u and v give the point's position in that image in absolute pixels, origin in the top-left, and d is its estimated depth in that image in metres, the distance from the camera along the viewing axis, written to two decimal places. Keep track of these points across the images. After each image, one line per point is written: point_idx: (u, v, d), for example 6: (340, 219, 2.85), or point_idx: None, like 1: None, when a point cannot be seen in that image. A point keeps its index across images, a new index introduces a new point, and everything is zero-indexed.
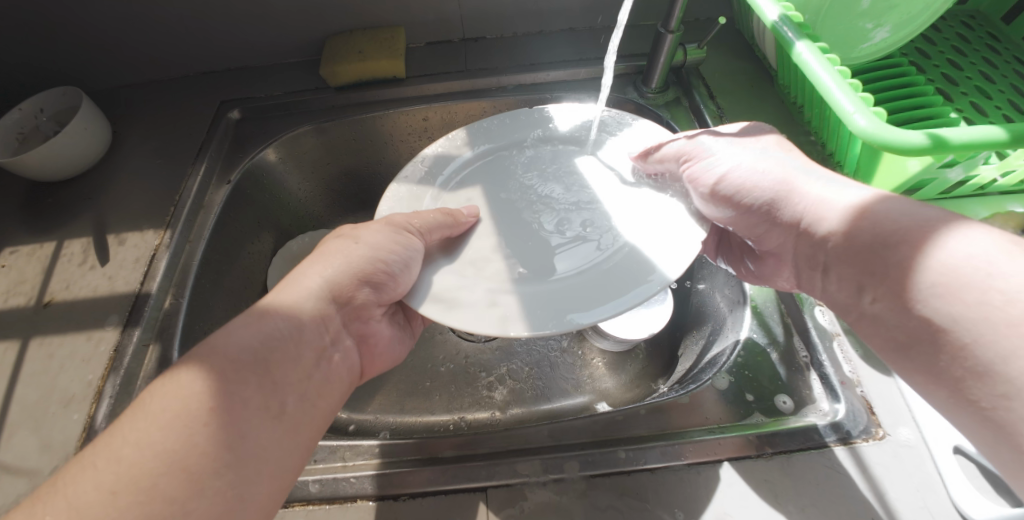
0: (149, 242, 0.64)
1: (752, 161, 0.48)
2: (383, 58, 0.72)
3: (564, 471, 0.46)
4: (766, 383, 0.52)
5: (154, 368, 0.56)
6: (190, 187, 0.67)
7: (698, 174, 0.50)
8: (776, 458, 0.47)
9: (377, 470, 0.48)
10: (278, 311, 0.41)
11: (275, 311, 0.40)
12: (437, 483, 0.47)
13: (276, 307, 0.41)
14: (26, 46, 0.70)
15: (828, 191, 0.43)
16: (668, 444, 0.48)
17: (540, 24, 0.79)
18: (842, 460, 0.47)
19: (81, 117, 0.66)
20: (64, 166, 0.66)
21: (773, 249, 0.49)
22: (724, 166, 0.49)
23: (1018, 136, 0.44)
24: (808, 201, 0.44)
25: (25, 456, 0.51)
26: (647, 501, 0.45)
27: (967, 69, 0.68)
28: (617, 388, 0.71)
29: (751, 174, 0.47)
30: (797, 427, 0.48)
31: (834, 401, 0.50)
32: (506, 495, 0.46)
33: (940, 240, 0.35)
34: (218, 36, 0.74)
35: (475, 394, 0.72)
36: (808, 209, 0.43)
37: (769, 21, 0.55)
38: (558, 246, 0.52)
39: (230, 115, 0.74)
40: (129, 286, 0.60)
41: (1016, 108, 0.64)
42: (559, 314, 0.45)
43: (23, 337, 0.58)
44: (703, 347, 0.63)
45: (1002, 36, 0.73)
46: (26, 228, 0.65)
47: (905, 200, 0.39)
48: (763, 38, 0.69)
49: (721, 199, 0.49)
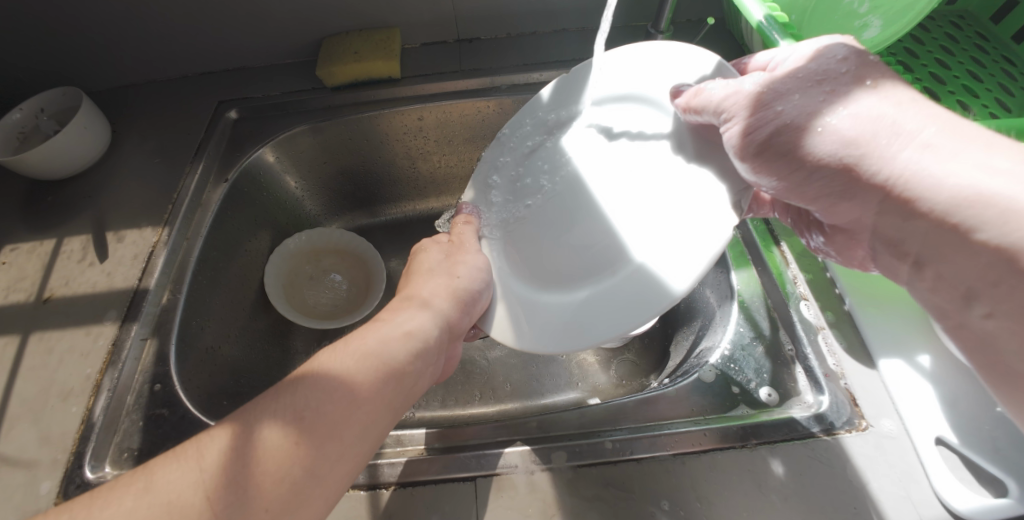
0: (148, 239, 0.65)
1: (817, 104, 0.38)
2: (377, 59, 0.73)
3: (551, 461, 0.47)
4: (752, 376, 0.53)
5: (152, 362, 0.57)
6: (189, 185, 0.69)
7: (744, 126, 0.40)
8: (759, 449, 0.47)
9: (369, 461, 0.49)
10: (351, 363, 0.40)
11: (351, 362, 0.40)
12: (428, 472, 0.48)
13: (351, 355, 0.41)
14: (28, 47, 0.71)
15: (925, 150, 0.35)
16: (653, 435, 0.48)
17: (534, 25, 0.80)
18: (826, 450, 0.47)
19: (81, 116, 0.67)
20: (64, 165, 0.67)
21: (847, 224, 0.43)
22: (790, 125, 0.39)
23: (997, 132, 0.45)
24: (894, 168, 0.36)
25: (24, 448, 0.52)
26: (633, 492, 0.46)
27: (955, 68, 0.69)
28: (608, 384, 0.71)
29: (811, 124, 0.38)
30: (780, 418, 0.49)
31: (818, 393, 0.51)
32: (494, 485, 0.46)
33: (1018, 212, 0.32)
34: (217, 38, 0.75)
35: (468, 390, 0.72)
36: (907, 173, 0.36)
37: (755, 21, 0.56)
38: (577, 255, 0.52)
39: (227, 115, 0.75)
40: (127, 282, 0.61)
41: (1002, 107, 0.65)
42: (565, 333, 0.49)
43: (23, 332, 0.59)
44: (693, 342, 0.64)
45: (989, 36, 0.74)
46: (26, 226, 0.67)
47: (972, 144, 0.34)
48: (751, 38, 0.70)
49: (764, 165, 0.41)
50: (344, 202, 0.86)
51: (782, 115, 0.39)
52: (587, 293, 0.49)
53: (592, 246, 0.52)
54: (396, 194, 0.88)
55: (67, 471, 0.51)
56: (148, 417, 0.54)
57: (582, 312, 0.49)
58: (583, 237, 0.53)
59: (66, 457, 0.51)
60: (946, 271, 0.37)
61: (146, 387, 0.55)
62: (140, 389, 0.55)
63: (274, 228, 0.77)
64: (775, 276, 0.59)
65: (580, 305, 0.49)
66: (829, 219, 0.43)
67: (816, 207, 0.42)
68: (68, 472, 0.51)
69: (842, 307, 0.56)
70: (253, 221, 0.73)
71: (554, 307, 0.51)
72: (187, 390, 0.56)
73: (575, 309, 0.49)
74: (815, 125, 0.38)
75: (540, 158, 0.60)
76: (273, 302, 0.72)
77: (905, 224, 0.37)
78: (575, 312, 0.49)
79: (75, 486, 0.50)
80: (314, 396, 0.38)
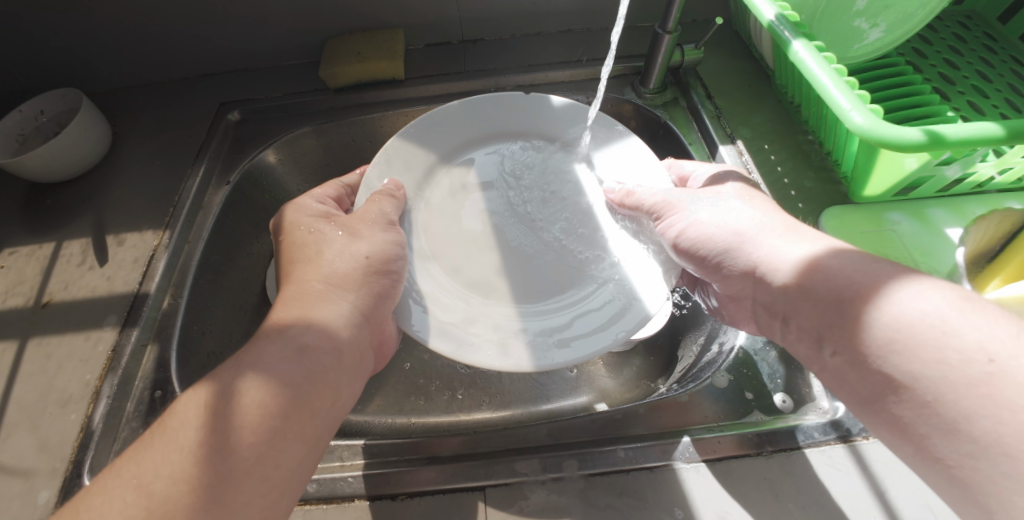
0: (149, 243, 0.64)
1: (705, 215, 0.48)
2: (382, 60, 0.72)
3: (563, 470, 0.46)
4: (765, 382, 0.52)
5: (152, 368, 0.55)
6: (190, 188, 0.67)
7: (670, 220, 0.50)
8: (775, 456, 0.47)
9: (374, 470, 0.47)
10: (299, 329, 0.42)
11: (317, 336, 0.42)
12: (437, 482, 0.46)
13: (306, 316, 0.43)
14: (28, 49, 0.71)
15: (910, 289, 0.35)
16: (668, 442, 0.47)
17: (538, 26, 0.79)
18: (842, 457, 0.46)
19: (80, 118, 0.66)
20: (63, 166, 0.66)
21: (734, 294, 0.48)
22: (688, 219, 0.49)
23: (1015, 132, 0.44)
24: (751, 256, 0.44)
25: (22, 457, 0.51)
26: (647, 501, 0.44)
27: (964, 69, 0.68)
28: (616, 389, 0.70)
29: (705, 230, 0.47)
30: (796, 425, 0.48)
31: (834, 399, 0.49)
32: (504, 494, 0.45)
33: (892, 293, 0.35)
34: (218, 39, 0.74)
35: (473, 396, 0.71)
36: (762, 259, 0.43)
37: (766, 21, 0.56)
38: (542, 266, 0.57)
39: (229, 116, 0.74)
40: (127, 286, 0.60)
41: (1014, 107, 0.64)
42: (553, 347, 0.50)
43: (21, 338, 0.58)
44: (704, 345, 0.63)
45: (998, 35, 0.73)
46: (25, 229, 0.66)
47: (859, 254, 0.39)
48: (759, 38, 0.69)
49: (680, 251, 0.50)
50: None
51: (700, 217, 0.48)
52: (565, 313, 0.53)
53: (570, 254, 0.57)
54: None
55: (66, 480, 0.49)
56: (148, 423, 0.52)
57: (565, 328, 0.51)
58: (562, 255, 0.57)
59: (65, 466, 0.50)
60: (802, 322, 0.40)
61: (146, 394, 0.54)
62: (140, 395, 0.54)
63: None
64: None
65: (560, 321, 0.52)
66: (721, 290, 0.49)
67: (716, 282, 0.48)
68: (68, 482, 0.49)
69: None
70: (257, 224, 0.73)
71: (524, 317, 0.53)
72: None
73: (557, 326, 0.52)
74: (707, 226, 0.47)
75: (495, 170, 0.62)
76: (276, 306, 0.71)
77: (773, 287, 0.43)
78: (557, 329, 0.51)
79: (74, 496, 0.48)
80: (286, 364, 0.40)
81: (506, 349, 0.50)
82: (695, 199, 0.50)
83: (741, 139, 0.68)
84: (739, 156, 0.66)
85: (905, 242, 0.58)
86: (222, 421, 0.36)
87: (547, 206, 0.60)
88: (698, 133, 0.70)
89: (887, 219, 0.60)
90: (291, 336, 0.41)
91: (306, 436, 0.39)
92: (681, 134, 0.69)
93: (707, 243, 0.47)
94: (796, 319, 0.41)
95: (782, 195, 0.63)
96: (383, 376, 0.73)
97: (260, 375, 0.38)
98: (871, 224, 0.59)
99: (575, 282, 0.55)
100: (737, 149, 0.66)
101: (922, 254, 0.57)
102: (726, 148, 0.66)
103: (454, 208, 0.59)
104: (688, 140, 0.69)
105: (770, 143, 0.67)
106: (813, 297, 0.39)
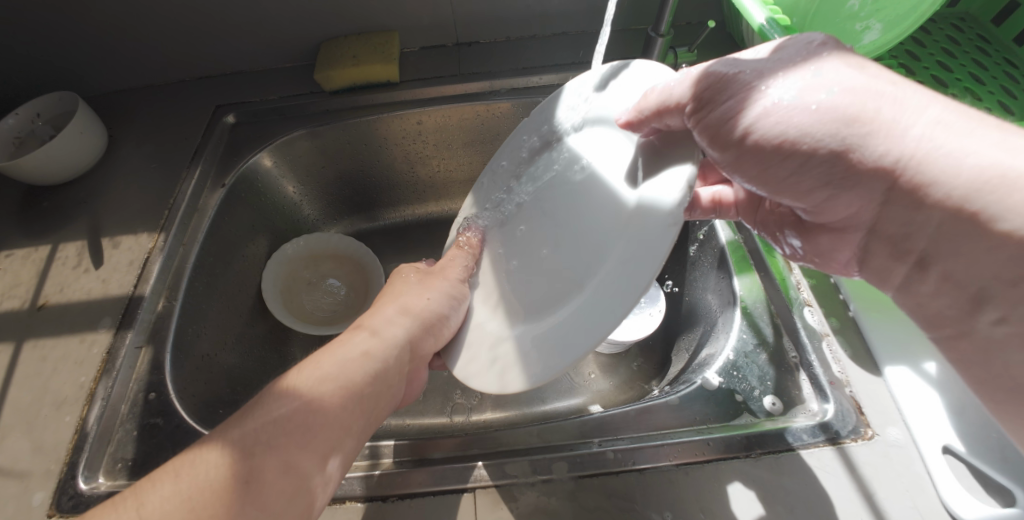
0: (144, 245, 0.64)
1: (800, 87, 0.35)
2: (376, 63, 0.72)
3: (553, 472, 0.46)
4: (756, 384, 0.52)
5: (147, 371, 0.56)
6: (185, 190, 0.68)
7: (731, 114, 0.37)
8: (764, 458, 0.47)
9: (366, 472, 0.48)
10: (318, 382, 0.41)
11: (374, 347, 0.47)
12: (428, 483, 0.47)
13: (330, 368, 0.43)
14: (24, 52, 0.71)
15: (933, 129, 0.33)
16: (657, 445, 0.48)
17: (533, 29, 0.80)
18: (831, 460, 0.47)
19: (76, 122, 0.67)
20: (59, 170, 0.67)
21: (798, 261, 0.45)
22: (766, 103, 0.36)
23: None
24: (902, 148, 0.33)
25: (17, 459, 0.51)
26: (636, 503, 0.45)
27: (956, 71, 0.68)
28: (610, 391, 0.71)
29: (802, 106, 0.34)
30: (785, 427, 0.48)
31: (823, 401, 0.50)
32: (495, 495, 0.46)
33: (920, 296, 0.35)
34: (213, 42, 0.75)
35: (468, 398, 0.72)
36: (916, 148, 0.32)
37: (756, 24, 0.56)
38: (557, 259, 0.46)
39: (225, 119, 0.74)
40: (122, 289, 0.61)
41: (1006, 109, 0.64)
42: (531, 358, 0.43)
43: (16, 340, 0.58)
44: (696, 348, 0.63)
45: (991, 37, 0.73)
46: (21, 232, 0.66)
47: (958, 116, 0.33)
48: (752, 41, 0.69)
49: (760, 144, 0.37)
50: (342, 205, 0.85)
51: (779, 105, 0.35)
52: (559, 318, 0.42)
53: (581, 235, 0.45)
54: (395, 198, 0.87)
55: (60, 482, 0.50)
56: (142, 426, 0.53)
57: (552, 337, 0.41)
58: (572, 240, 0.45)
59: (59, 467, 0.51)
60: (954, 268, 0.34)
61: (141, 396, 0.54)
62: (134, 398, 0.54)
63: (272, 233, 0.77)
64: (779, 283, 0.58)
65: (551, 331, 0.42)
66: (815, 218, 0.41)
67: (805, 203, 0.39)
68: (61, 483, 0.50)
69: (846, 313, 0.56)
70: (252, 227, 0.73)
71: (523, 334, 0.45)
72: (181, 398, 0.56)
73: (547, 340, 0.42)
74: (806, 106, 0.34)
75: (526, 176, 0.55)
76: (270, 308, 0.71)
77: (912, 214, 0.34)
78: (546, 343, 0.42)
79: (66, 498, 0.49)
80: (349, 368, 0.44)
81: (500, 374, 0.45)
82: (764, 79, 0.36)
83: None
84: None
85: None
86: (290, 408, 0.39)
87: (565, 187, 0.49)
88: None
89: None
90: (354, 345, 0.46)
91: (337, 452, 0.40)
92: None
93: (799, 141, 0.35)
94: (941, 263, 0.35)
95: None
96: None
97: (328, 371, 0.43)
98: None
99: (579, 270, 0.43)
100: None
101: None
102: None
103: (500, 237, 0.56)
104: None
105: None
106: (979, 234, 0.32)
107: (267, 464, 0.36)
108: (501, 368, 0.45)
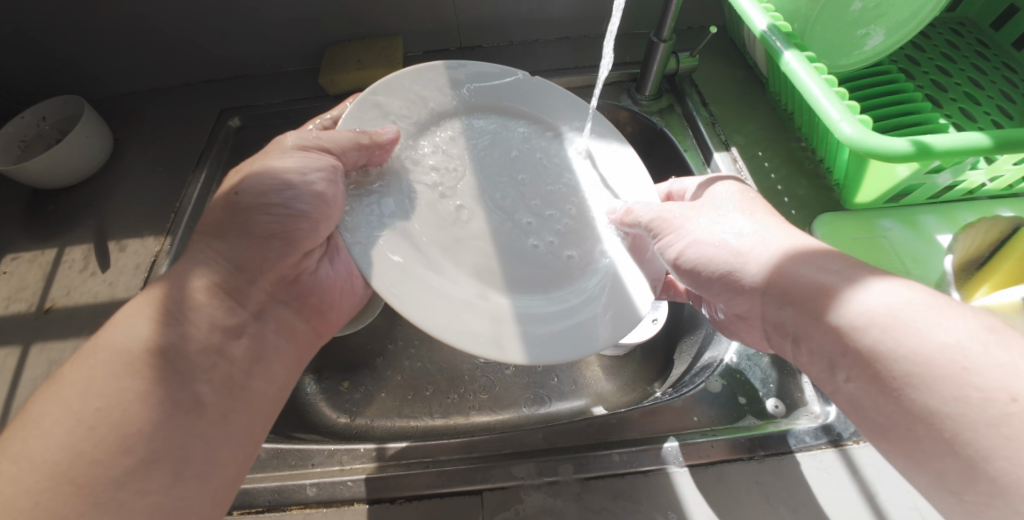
0: (150, 248, 0.64)
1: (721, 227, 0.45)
2: (381, 67, 0.73)
3: (558, 474, 0.47)
4: (758, 386, 0.53)
5: None
6: (191, 194, 0.68)
7: (669, 244, 0.47)
8: (767, 460, 0.47)
9: (372, 474, 0.48)
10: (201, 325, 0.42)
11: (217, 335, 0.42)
12: (434, 486, 0.47)
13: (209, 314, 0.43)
14: (29, 56, 0.71)
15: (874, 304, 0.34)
16: (661, 447, 0.48)
17: (536, 33, 0.80)
18: (833, 462, 0.47)
19: (82, 125, 0.67)
20: (65, 173, 0.67)
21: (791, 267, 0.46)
22: (692, 235, 0.46)
23: (1002, 143, 0.45)
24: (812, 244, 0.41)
25: None
26: (641, 504, 0.45)
27: (957, 76, 0.69)
28: (612, 392, 0.71)
29: (713, 242, 0.45)
30: (788, 429, 0.49)
31: (825, 404, 0.50)
32: (501, 498, 0.46)
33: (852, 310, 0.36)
34: (218, 47, 0.75)
35: (471, 400, 0.72)
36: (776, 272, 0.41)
37: (758, 31, 0.56)
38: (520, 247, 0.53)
39: (230, 123, 0.75)
40: (129, 292, 0.61)
41: (1005, 114, 0.65)
42: (544, 339, 0.46)
43: (24, 343, 0.58)
44: (699, 350, 0.63)
45: (990, 42, 0.74)
46: (27, 235, 0.66)
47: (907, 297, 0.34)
48: (753, 45, 0.70)
49: (681, 271, 0.47)
50: None
51: (701, 240, 0.45)
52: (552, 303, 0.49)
53: (552, 238, 0.55)
54: None
55: None
56: None
57: (555, 320, 0.47)
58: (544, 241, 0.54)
59: None
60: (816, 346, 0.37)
61: None
62: None
63: None
64: None
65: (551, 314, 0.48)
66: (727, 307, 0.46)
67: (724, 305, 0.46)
68: None
69: None
70: None
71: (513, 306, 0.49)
72: None
73: (549, 322, 0.47)
74: (718, 242, 0.45)
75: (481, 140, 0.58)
76: None
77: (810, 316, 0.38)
78: (550, 324, 0.47)
79: None
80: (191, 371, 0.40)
81: (495, 341, 0.45)
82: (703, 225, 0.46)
83: (736, 146, 0.69)
84: (733, 163, 0.67)
85: (896, 249, 0.58)
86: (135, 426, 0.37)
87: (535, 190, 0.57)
88: (693, 139, 0.71)
89: (878, 226, 0.60)
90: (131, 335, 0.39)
91: (200, 465, 0.39)
92: (676, 140, 0.70)
93: (704, 264, 0.45)
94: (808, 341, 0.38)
95: (775, 202, 0.64)
96: (383, 379, 0.74)
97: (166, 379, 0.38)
98: (862, 230, 0.60)
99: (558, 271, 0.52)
100: (732, 156, 0.67)
101: (913, 261, 0.58)
102: (721, 156, 0.67)
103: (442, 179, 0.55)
104: (683, 147, 0.70)
105: (763, 149, 0.68)
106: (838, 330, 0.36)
107: (189, 431, 0.39)
108: (499, 336, 0.46)
